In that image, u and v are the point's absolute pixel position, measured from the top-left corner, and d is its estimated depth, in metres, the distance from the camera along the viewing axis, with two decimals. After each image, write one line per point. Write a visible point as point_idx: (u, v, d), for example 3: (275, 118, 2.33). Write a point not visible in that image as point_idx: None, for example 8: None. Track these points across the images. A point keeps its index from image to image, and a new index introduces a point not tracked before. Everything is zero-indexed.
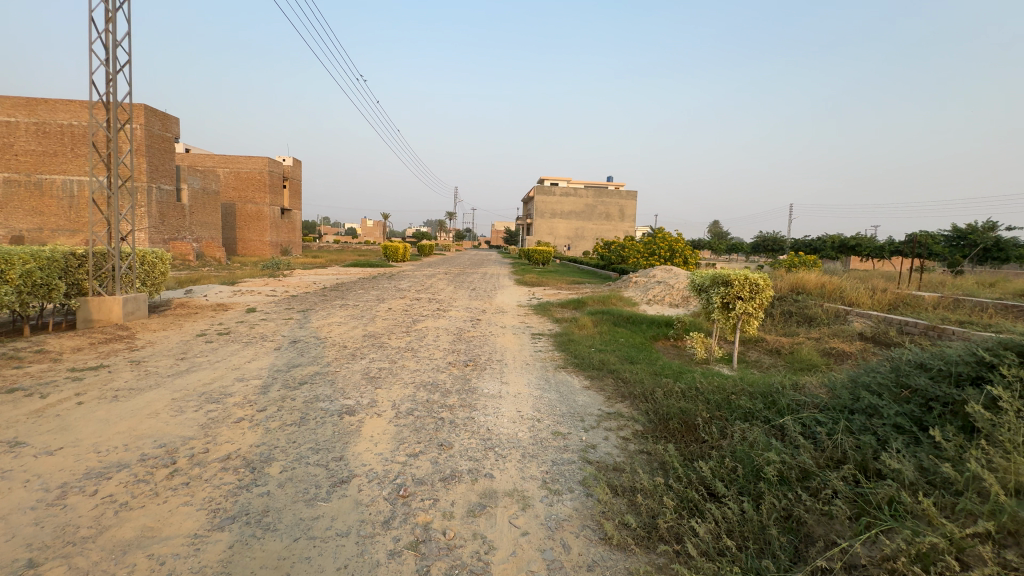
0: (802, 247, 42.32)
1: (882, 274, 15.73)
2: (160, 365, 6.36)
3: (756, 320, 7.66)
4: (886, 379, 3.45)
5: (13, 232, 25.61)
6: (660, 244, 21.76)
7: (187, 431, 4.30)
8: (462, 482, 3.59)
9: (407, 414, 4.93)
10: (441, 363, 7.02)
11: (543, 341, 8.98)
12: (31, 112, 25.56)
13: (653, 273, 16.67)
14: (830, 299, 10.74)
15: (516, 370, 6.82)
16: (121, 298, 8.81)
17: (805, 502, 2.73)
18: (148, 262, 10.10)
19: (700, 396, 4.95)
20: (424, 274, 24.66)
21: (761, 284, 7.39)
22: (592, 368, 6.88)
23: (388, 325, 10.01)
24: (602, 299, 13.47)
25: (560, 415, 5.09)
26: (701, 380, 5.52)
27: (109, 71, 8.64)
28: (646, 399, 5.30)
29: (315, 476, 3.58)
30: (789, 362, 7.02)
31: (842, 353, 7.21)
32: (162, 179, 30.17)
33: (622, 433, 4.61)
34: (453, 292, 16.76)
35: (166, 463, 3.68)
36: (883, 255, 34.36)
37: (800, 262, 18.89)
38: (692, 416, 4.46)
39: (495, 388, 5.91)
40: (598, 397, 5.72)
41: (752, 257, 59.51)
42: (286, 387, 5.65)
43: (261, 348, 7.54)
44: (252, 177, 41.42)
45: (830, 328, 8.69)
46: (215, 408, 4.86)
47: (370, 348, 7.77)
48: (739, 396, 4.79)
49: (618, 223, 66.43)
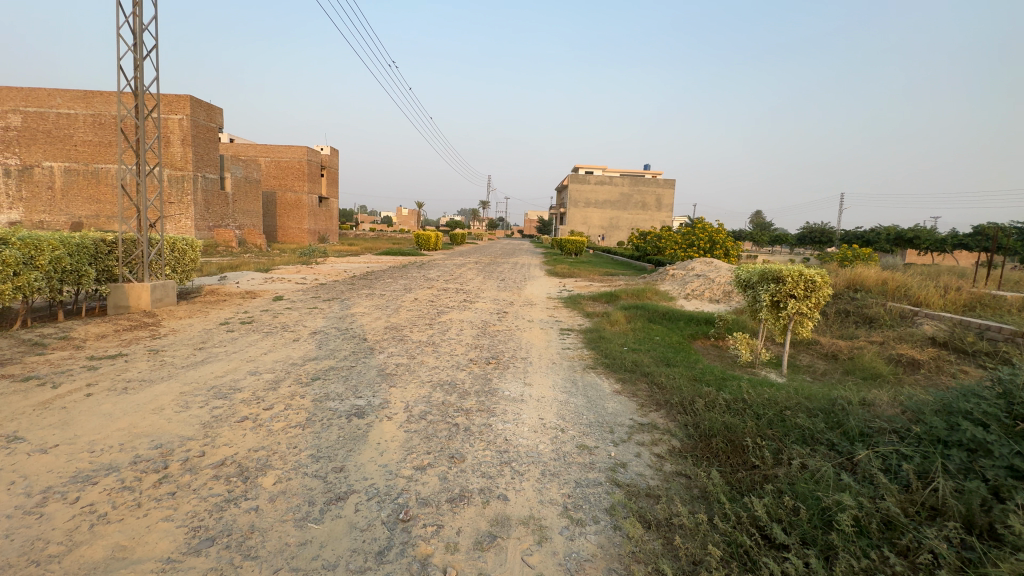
0: (853, 239, 39.83)
1: (950, 271, 14.26)
2: (177, 356, 6.24)
3: (811, 321, 6.88)
4: (993, 407, 2.79)
5: (73, 218, 26.97)
6: (700, 234, 20.72)
7: (187, 430, 4.06)
8: (472, 505, 3.17)
9: (419, 418, 4.55)
10: (463, 360, 6.63)
11: (572, 338, 8.48)
12: (88, 104, 26.69)
13: (693, 265, 15.73)
14: (893, 298, 9.71)
15: (541, 370, 6.35)
16: (150, 285, 8.85)
17: (895, 567, 2.17)
18: (178, 249, 10.14)
19: (748, 409, 4.34)
20: (454, 264, 24.44)
21: (819, 281, 6.58)
22: (624, 370, 6.32)
23: (412, 316, 9.73)
24: (636, 292, 12.78)
25: (586, 424, 4.59)
26: (749, 390, 4.90)
27: (137, 57, 8.58)
28: (684, 410, 4.72)
29: (310, 490, 3.24)
30: (849, 369, 6.27)
31: (913, 361, 6.38)
32: (208, 168, 31.16)
33: (657, 449, 4.08)
34: (482, 283, 16.36)
35: (157, 468, 3.42)
36: (945, 248, 31.73)
37: (854, 255, 17.49)
38: (740, 435, 3.89)
39: (517, 390, 5.46)
40: (629, 404, 5.18)
41: (798, 249, 56.48)
42: (297, 383, 5.38)
43: (279, 339, 7.36)
44: (290, 165, 42.20)
45: (895, 330, 7.77)
46: (220, 406, 4.62)
47: (389, 342, 7.46)
48: (795, 412, 4.18)
49: (654, 213, 64.42)
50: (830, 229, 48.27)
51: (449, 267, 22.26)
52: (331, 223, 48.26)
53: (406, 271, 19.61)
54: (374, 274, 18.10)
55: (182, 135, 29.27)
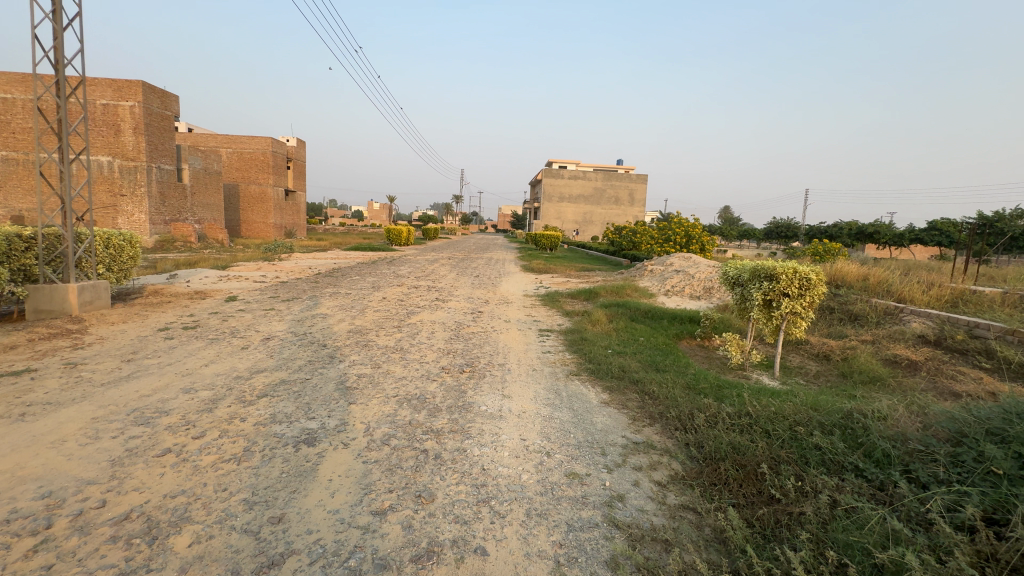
0: (818, 234, 40.95)
1: (918, 264, 14.38)
2: (98, 370, 5.34)
3: (804, 321, 6.53)
4: None
5: (13, 211, 24.75)
6: (676, 229, 20.53)
7: (88, 471, 3.28)
8: (443, 566, 2.55)
9: (381, 444, 3.89)
10: (434, 368, 5.97)
11: (552, 340, 7.93)
12: (28, 87, 24.47)
13: (671, 261, 15.41)
14: (875, 293, 9.55)
15: (521, 379, 5.74)
16: (77, 286, 7.79)
17: None
18: (114, 245, 9.04)
19: (755, 426, 3.88)
20: (426, 259, 23.61)
21: (813, 279, 6.20)
22: (611, 377, 5.80)
23: (379, 318, 8.98)
24: (616, 289, 12.33)
25: (575, 446, 4.04)
26: (751, 400, 4.45)
27: (56, 27, 7.49)
28: (683, 426, 4.22)
29: (236, 554, 2.56)
30: (845, 373, 5.93)
31: (908, 362, 6.08)
32: (163, 158, 29.16)
33: (656, 476, 3.56)
34: (455, 280, 15.66)
35: (36, 529, 2.67)
36: (903, 242, 32.87)
37: (827, 249, 17.57)
38: (751, 459, 3.41)
39: (494, 405, 4.85)
40: (619, 418, 4.65)
41: (765, 243, 57.91)
42: (240, 401, 4.62)
43: (225, 347, 6.51)
44: (253, 157, 40.25)
45: (884, 328, 7.52)
46: (139, 435, 3.84)
47: (352, 348, 6.71)
48: (807, 428, 3.74)
49: (627, 207, 64.79)
50: (795, 224, 49.58)
51: (420, 263, 21.36)
52: (299, 217, 46.41)
53: (375, 268, 18.71)
54: (342, 271, 17.10)
55: (134, 124, 27.22)
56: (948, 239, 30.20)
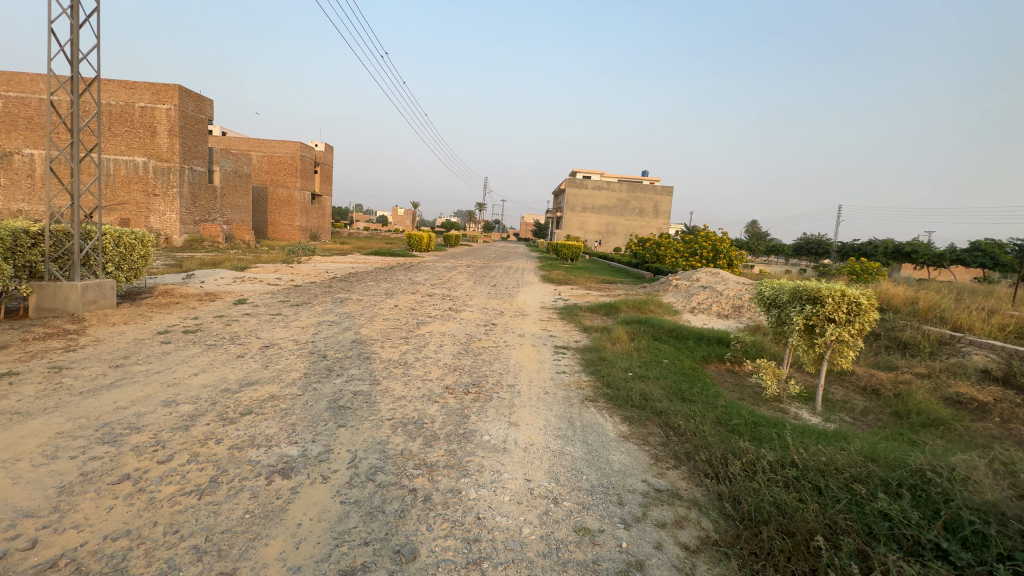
0: (850, 251, 39.36)
1: (965, 288, 13.38)
2: (81, 377, 5.02)
3: (851, 351, 5.82)
4: None
5: None
6: (703, 242, 19.72)
7: (29, 501, 2.89)
8: None
9: (365, 480, 3.41)
10: (437, 388, 5.49)
11: (568, 358, 7.39)
12: None
13: (698, 275, 14.68)
14: (925, 320, 8.71)
15: (530, 404, 5.21)
16: (82, 285, 7.61)
17: None
18: (123, 244, 8.88)
19: (803, 480, 3.27)
20: (445, 267, 23.29)
21: (865, 303, 5.50)
22: (631, 405, 5.24)
23: (387, 327, 8.59)
24: (638, 304, 11.68)
25: (586, 490, 3.50)
26: (795, 444, 3.83)
27: (73, 23, 7.38)
28: (714, 473, 3.64)
29: None
30: (900, 413, 5.22)
31: (976, 403, 5.31)
32: (196, 160, 29.80)
33: (683, 537, 2.99)
34: (471, 288, 15.23)
35: None
36: (943, 263, 31.26)
37: (864, 267, 16.47)
38: (801, 526, 2.82)
39: (499, 434, 4.34)
40: (639, 457, 4.08)
41: (792, 258, 56.19)
42: (220, 419, 4.22)
43: (221, 354, 6.18)
44: (283, 161, 41.00)
45: (940, 361, 6.74)
46: (100, 456, 3.45)
47: (352, 361, 6.30)
48: (869, 487, 3.12)
49: (651, 219, 63.67)
50: (825, 240, 47.90)
51: (438, 271, 20.93)
52: (324, 221, 47.00)
53: (393, 274, 18.46)
54: (358, 276, 16.84)
55: (170, 125, 27.84)
56: (990, 259, 28.97)
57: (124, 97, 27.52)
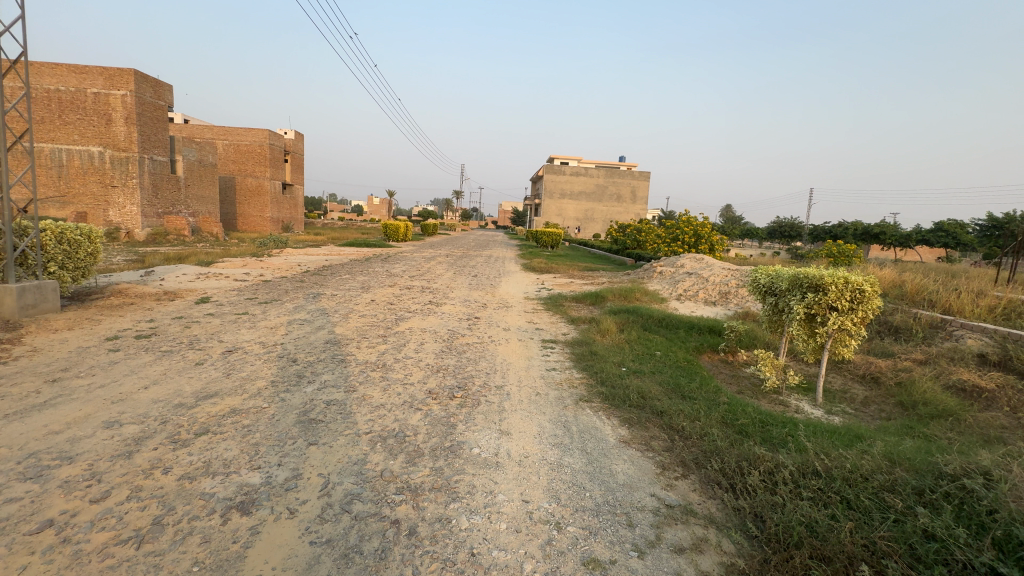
0: (822, 234, 40.05)
1: (942, 269, 13.47)
2: (10, 395, 4.38)
3: (853, 340, 5.58)
4: None
5: None
6: (684, 227, 19.52)
7: None
8: None
9: (340, 511, 2.95)
10: (419, 393, 5.03)
11: (557, 353, 7.01)
12: None
13: (682, 261, 14.47)
14: (913, 303, 8.61)
15: (522, 408, 4.81)
16: (18, 288, 6.86)
17: None
18: (67, 241, 8.05)
19: (832, 494, 2.96)
20: (424, 257, 22.59)
21: (868, 290, 5.24)
22: (629, 405, 4.89)
23: (363, 325, 8.05)
24: (624, 292, 11.36)
25: (592, 511, 3.11)
26: (814, 448, 3.54)
27: None
28: (730, 485, 3.31)
29: None
30: (906, 404, 5.01)
31: (979, 391, 5.15)
32: (155, 150, 28.17)
33: (704, 564, 2.65)
34: (450, 280, 14.67)
35: None
36: (910, 244, 32.00)
37: (843, 250, 16.51)
38: (838, 550, 2.53)
39: (490, 446, 3.93)
40: (644, 466, 3.73)
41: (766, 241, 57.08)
42: (170, 442, 3.68)
43: (177, 362, 5.58)
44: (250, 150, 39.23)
45: (935, 346, 6.62)
46: (18, 498, 2.90)
47: (325, 365, 5.78)
48: (902, 498, 2.85)
49: (629, 205, 63.63)
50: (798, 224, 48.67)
51: (416, 262, 20.25)
52: (296, 212, 45.41)
53: (369, 266, 17.76)
54: (331, 269, 16.08)
55: (125, 113, 26.14)
56: (953, 240, 29.79)
57: (74, 82, 25.68)
